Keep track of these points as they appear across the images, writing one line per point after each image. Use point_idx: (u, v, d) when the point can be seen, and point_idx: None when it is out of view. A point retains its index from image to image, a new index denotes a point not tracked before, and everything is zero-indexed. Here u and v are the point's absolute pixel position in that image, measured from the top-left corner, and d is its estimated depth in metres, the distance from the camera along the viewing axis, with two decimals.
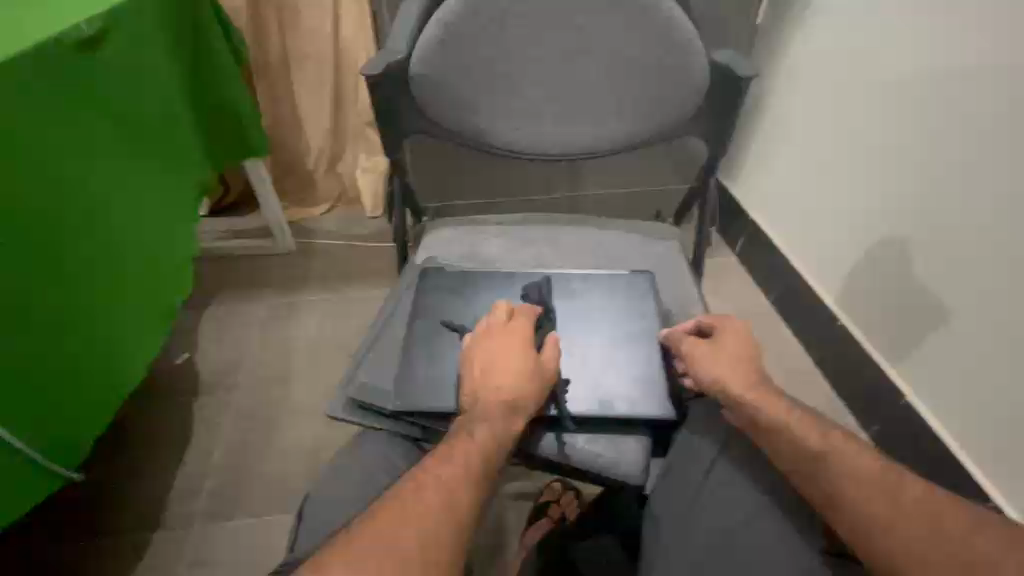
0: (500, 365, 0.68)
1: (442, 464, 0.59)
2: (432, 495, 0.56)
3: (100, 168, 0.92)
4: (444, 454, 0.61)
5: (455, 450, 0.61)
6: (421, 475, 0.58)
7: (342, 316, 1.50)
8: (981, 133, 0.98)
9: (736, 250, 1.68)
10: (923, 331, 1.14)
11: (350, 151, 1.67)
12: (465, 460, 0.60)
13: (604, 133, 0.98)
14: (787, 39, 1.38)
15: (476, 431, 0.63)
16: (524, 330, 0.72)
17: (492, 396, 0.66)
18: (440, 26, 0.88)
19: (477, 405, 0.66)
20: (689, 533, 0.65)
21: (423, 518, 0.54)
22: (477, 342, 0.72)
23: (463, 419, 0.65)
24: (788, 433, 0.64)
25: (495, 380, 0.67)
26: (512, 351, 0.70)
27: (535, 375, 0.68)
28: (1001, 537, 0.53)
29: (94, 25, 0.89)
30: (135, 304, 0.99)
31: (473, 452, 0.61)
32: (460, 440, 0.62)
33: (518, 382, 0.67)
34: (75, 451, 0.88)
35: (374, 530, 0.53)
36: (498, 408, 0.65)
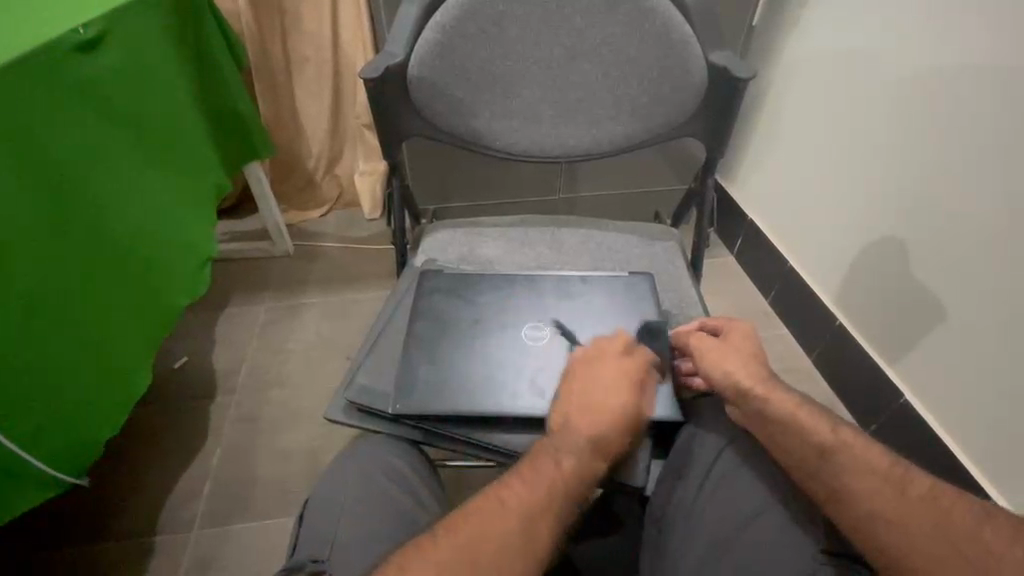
0: (599, 396, 0.68)
1: (528, 491, 0.60)
2: (516, 523, 0.57)
3: (104, 173, 0.92)
4: (533, 478, 0.61)
5: (544, 476, 0.61)
6: (501, 496, 0.59)
7: (342, 318, 1.51)
8: (981, 132, 0.98)
9: (733, 250, 1.68)
10: (921, 331, 1.14)
11: (348, 152, 1.69)
12: (548, 490, 0.61)
13: (603, 134, 0.98)
14: (784, 38, 1.38)
15: (564, 462, 0.63)
16: (633, 364, 0.72)
17: (585, 429, 0.66)
18: (438, 29, 0.88)
19: (568, 431, 0.66)
20: (691, 533, 0.64)
21: (505, 551, 0.56)
22: (581, 365, 0.72)
23: (554, 438, 0.66)
24: (796, 426, 0.63)
25: (595, 407, 0.68)
26: (614, 384, 0.70)
27: (627, 415, 0.68)
28: (1004, 530, 0.53)
29: (94, 29, 0.89)
30: (140, 307, 0.99)
31: (562, 482, 0.62)
32: (548, 465, 0.62)
33: (611, 420, 0.67)
34: (77, 454, 0.88)
35: (451, 555, 0.54)
36: (587, 444, 0.65)
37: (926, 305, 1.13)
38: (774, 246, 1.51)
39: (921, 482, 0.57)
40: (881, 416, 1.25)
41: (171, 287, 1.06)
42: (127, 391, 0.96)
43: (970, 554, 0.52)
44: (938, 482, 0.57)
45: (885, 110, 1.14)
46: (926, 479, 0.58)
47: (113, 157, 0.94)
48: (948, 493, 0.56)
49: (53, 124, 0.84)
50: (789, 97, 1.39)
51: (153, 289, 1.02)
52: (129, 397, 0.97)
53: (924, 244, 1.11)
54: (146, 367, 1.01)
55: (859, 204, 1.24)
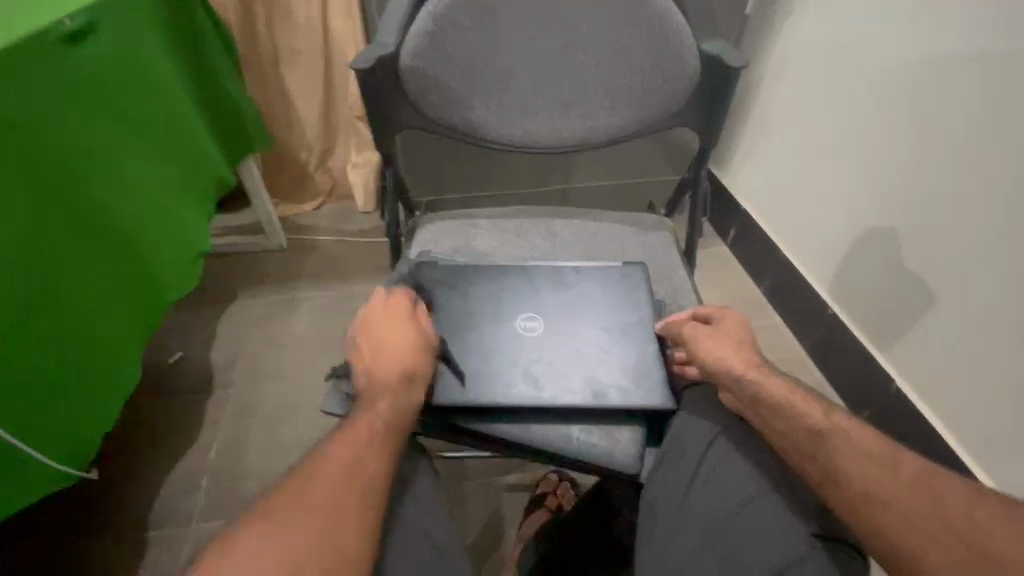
0: (387, 342, 0.70)
1: (356, 440, 0.61)
2: (343, 472, 0.58)
3: (98, 168, 0.92)
4: (349, 432, 0.62)
5: (362, 425, 0.62)
6: (322, 454, 0.60)
7: (337, 311, 1.51)
8: (972, 119, 0.98)
9: (727, 240, 1.69)
10: (912, 319, 1.15)
11: (340, 145, 1.68)
12: (367, 433, 0.62)
13: (596, 125, 0.98)
14: (776, 27, 1.38)
15: (378, 405, 0.64)
16: (405, 306, 0.74)
17: (387, 371, 0.67)
18: (430, 20, 0.88)
19: (375, 380, 0.67)
20: (685, 516, 0.65)
21: (337, 493, 0.57)
22: (362, 326, 0.73)
23: (365, 392, 0.67)
24: (790, 410, 0.64)
25: (389, 353, 0.69)
26: (395, 327, 0.72)
27: (421, 347, 0.70)
28: (997, 512, 0.54)
29: (81, 22, 0.88)
30: (136, 302, 0.99)
31: (380, 424, 0.63)
32: (363, 417, 0.64)
33: (409, 354, 0.69)
34: (74, 450, 0.88)
35: (277, 520, 0.54)
36: (394, 381, 0.66)
37: (916, 292, 1.14)
38: (767, 235, 1.51)
39: (915, 464, 0.58)
40: (874, 404, 1.26)
41: (166, 281, 1.05)
42: (118, 389, 0.95)
43: (962, 535, 0.53)
44: (931, 465, 0.58)
45: (876, 98, 1.15)
46: (919, 462, 0.58)
47: (107, 150, 0.94)
48: (941, 475, 0.57)
49: (44, 117, 0.84)
50: (782, 85, 1.39)
51: (148, 284, 1.01)
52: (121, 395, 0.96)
53: (916, 234, 1.12)
54: (135, 365, 1.00)
55: (851, 193, 1.25)
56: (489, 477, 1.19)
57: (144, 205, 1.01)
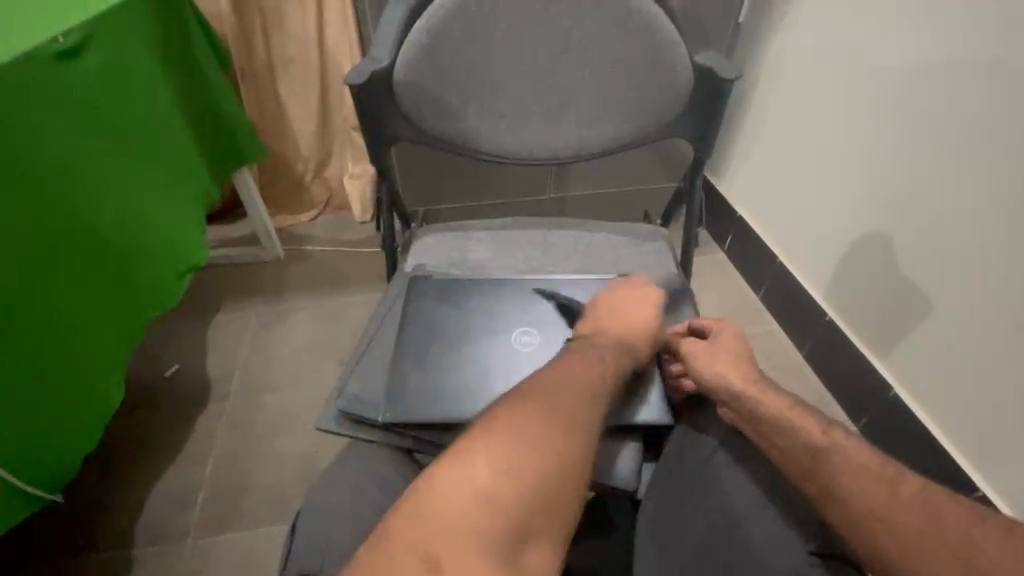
0: (623, 316, 0.73)
1: (566, 380, 0.59)
2: (564, 402, 0.56)
3: (90, 183, 0.92)
4: (582, 362, 0.62)
5: (574, 369, 0.61)
6: (543, 374, 0.59)
7: (334, 322, 1.51)
8: (967, 122, 0.98)
9: (724, 247, 1.69)
10: (909, 326, 1.15)
11: (336, 155, 1.68)
12: (590, 368, 0.61)
13: (591, 135, 0.97)
14: (770, 34, 1.38)
15: (605, 357, 0.65)
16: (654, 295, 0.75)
17: (611, 337, 0.69)
18: (423, 33, 0.88)
19: (597, 338, 0.69)
20: (684, 531, 0.65)
21: (569, 409, 0.55)
22: (605, 297, 0.76)
23: (586, 342, 0.68)
24: (788, 426, 0.63)
25: (627, 326, 0.71)
26: (638, 307, 0.74)
27: (647, 330, 0.72)
28: (995, 529, 0.53)
29: (73, 37, 0.89)
30: (119, 311, 0.97)
31: (596, 373, 0.61)
32: (592, 356, 0.64)
33: (632, 332, 0.71)
34: (55, 465, 0.87)
35: (523, 420, 0.53)
36: (616, 345, 0.68)
37: (913, 298, 1.13)
38: (765, 242, 1.51)
39: (912, 483, 0.57)
40: (873, 411, 1.25)
41: (150, 288, 1.04)
42: (100, 408, 0.94)
43: (960, 556, 0.52)
44: (928, 481, 0.58)
45: (871, 104, 1.15)
46: (916, 479, 0.58)
47: (98, 164, 0.94)
48: (939, 493, 0.57)
49: (36, 133, 0.84)
50: (776, 93, 1.39)
51: (132, 294, 1.00)
52: (106, 413, 0.95)
53: (913, 239, 1.11)
54: (115, 383, 0.98)
55: (847, 199, 1.25)
56: None
57: (128, 213, 0.99)
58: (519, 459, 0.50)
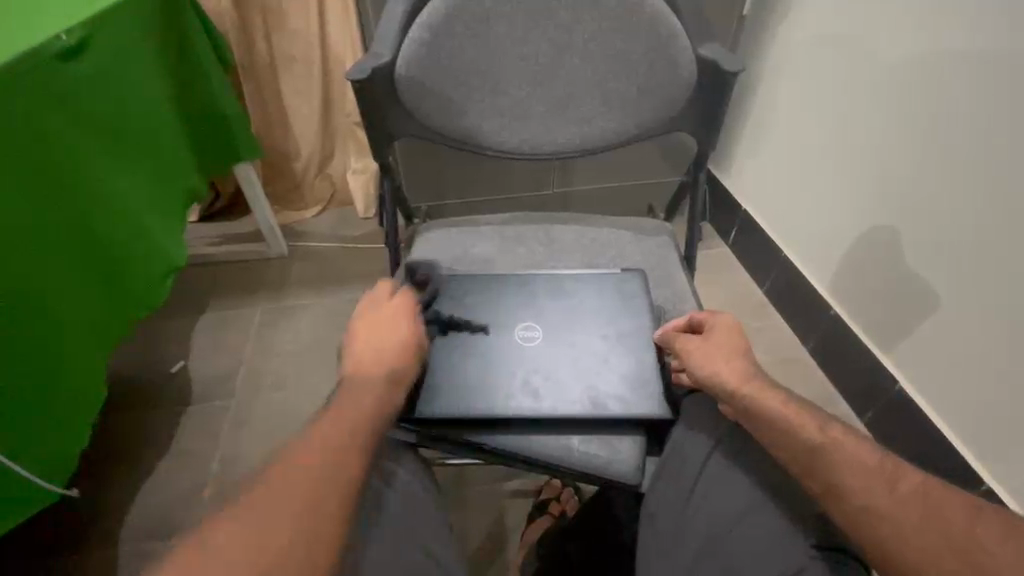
0: (380, 340, 0.69)
1: (327, 435, 0.59)
2: (315, 464, 0.56)
3: (85, 181, 0.92)
4: (339, 419, 0.61)
5: (346, 407, 0.62)
6: (311, 434, 0.59)
7: (338, 319, 1.51)
8: (972, 114, 0.97)
9: (727, 241, 1.68)
10: (915, 320, 1.15)
11: (340, 152, 1.69)
12: (352, 423, 0.61)
13: (593, 131, 0.97)
14: (775, 27, 1.37)
15: (357, 403, 0.62)
16: (406, 307, 0.73)
17: (367, 372, 0.66)
18: (424, 29, 0.87)
19: (355, 378, 0.66)
20: (688, 527, 0.64)
21: (315, 475, 0.55)
22: (362, 319, 0.72)
23: (350, 382, 0.65)
24: (787, 425, 0.62)
25: (384, 346, 0.69)
26: (392, 326, 0.71)
27: (404, 351, 0.69)
28: (999, 525, 0.53)
29: (76, 36, 0.89)
30: (108, 310, 0.99)
31: (367, 405, 0.63)
32: (350, 409, 0.62)
33: (395, 357, 0.68)
34: (46, 462, 0.88)
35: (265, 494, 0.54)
36: (376, 383, 0.65)
37: (918, 293, 1.13)
38: (770, 238, 1.50)
39: (913, 477, 0.57)
40: (877, 405, 1.25)
41: (140, 289, 1.05)
42: (93, 407, 0.96)
43: (964, 550, 0.51)
44: (930, 476, 0.57)
45: (876, 96, 1.14)
46: (918, 473, 0.58)
47: (92, 164, 0.94)
48: (940, 488, 0.56)
49: (37, 134, 0.84)
50: (780, 88, 1.39)
51: (121, 293, 1.01)
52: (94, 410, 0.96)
53: (917, 234, 1.11)
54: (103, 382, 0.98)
55: (851, 193, 1.24)
56: (492, 484, 1.19)
57: (120, 214, 0.99)
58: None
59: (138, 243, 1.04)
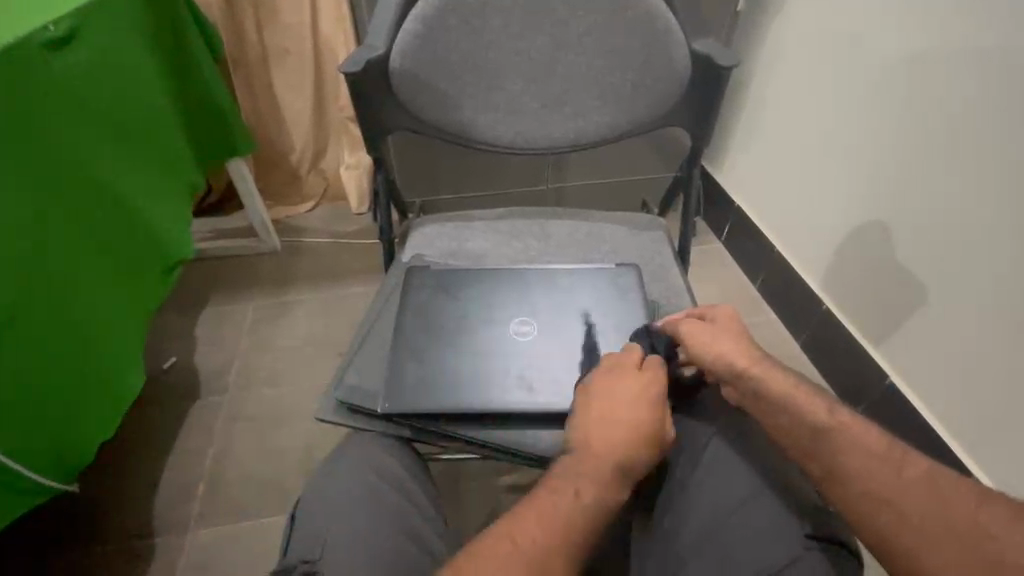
0: (619, 416, 0.62)
1: (531, 532, 0.53)
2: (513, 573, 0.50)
3: (82, 174, 0.92)
4: (549, 511, 0.55)
5: (563, 500, 0.56)
6: (515, 528, 0.54)
7: (331, 314, 1.50)
8: (962, 108, 0.98)
9: (721, 237, 1.69)
10: (906, 314, 1.15)
11: (333, 147, 1.68)
12: (564, 521, 0.55)
13: (589, 124, 0.97)
14: (767, 24, 1.37)
15: (574, 495, 0.56)
16: (656, 381, 0.66)
17: (596, 455, 0.59)
18: (418, 22, 0.87)
19: (581, 459, 0.59)
20: (687, 517, 0.65)
21: None
22: (601, 381, 0.66)
23: (574, 466, 0.59)
24: (795, 405, 0.64)
25: (629, 435, 0.61)
26: (636, 401, 0.63)
27: (644, 436, 0.61)
28: (1006, 512, 0.52)
29: (64, 26, 0.89)
30: (121, 304, 0.99)
31: (585, 508, 0.56)
32: (564, 501, 0.56)
33: (631, 440, 0.61)
34: (61, 457, 0.88)
35: None
36: (603, 474, 0.58)
37: (909, 288, 1.14)
38: (763, 235, 1.51)
39: (918, 465, 0.57)
40: (868, 400, 1.26)
41: (141, 286, 1.05)
42: (115, 404, 0.96)
43: (969, 537, 0.51)
44: (935, 466, 0.57)
45: (869, 92, 1.15)
46: (922, 461, 0.57)
47: (91, 157, 0.93)
48: (944, 477, 0.55)
49: (32, 126, 0.84)
50: (774, 83, 1.39)
51: (124, 288, 1.00)
52: (122, 409, 0.98)
53: (908, 229, 1.12)
54: (137, 372, 1.02)
55: (844, 190, 1.25)
56: (487, 480, 1.19)
57: (118, 206, 0.99)
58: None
59: (137, 238, 1.04)
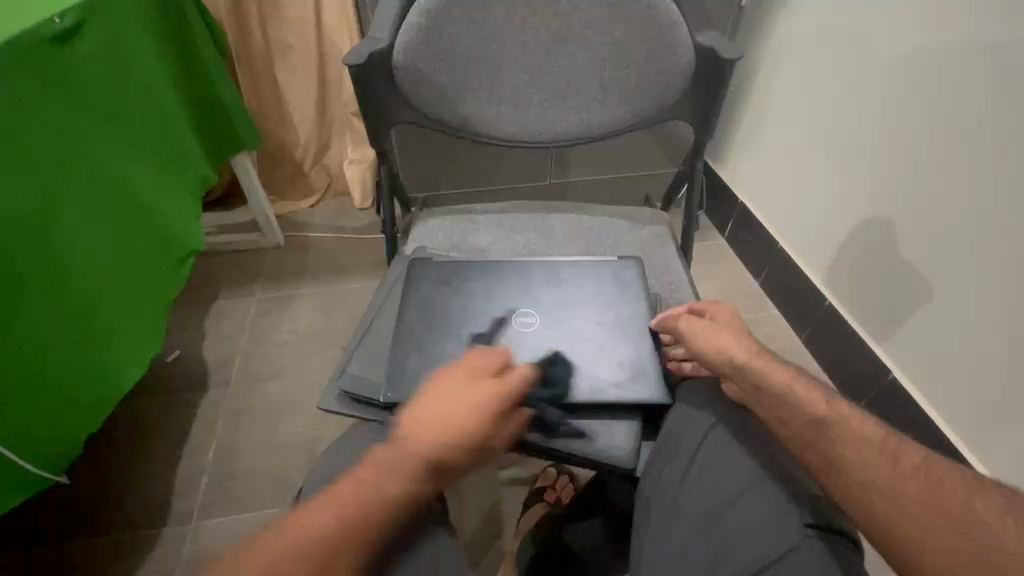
0: (454, 408, 0.61)
1: (329, 512, 0.52)
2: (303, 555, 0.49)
3: (85, 168, 0.92)
4: (351, 492, 0.54)
5: (372, 481, 0.55)
6: (314, 508, 0.52)
7: (334, 308, 1.51)
8: (967, 104, 0.98)
9: (724, 233, 1.69)
10: (909, 309, 1.15)
11: (336, 142, 1.68)
12: (362, 506, 0.53)
13: (592, 118, 0.97)
14: (772, 21, 1.37)
15: (378, 480, 0.55)
16: (500, 385, 0.65)
17: (416, 440, 0.58)
18: (421, 14, 0.87)
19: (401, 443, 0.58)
20: (685, 506, 0.65)
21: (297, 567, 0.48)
22: (445, 376, 0.65)
23: (391, 449, 0.57)
24: (794, 397, 0.64)
25: (454, 428, 0.59)
26: (473, 397, 0.62)
27: (474, 432, 0.60)
28: (998, 499, 0.53)
29: (70, 19, 0.89)
30: (128, 298, 1.00)
31: (393, 492, 0.55)
32: (371, 483, 0.55)
33: (460, 433, 0.59)
34: (62, 448, 0.88)
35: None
36: (417, 461, 0.57)
37: (913, 283, 1.13)
38: (766, 231, 1.51)
39: (915, 454, 0.57)
40: (871, 396, 1.26)
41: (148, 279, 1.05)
42: (114, 398, 0.96)
43: (967, 527, 0.51)
44: (933, 455, 0.57)
45: (873, 88, 1.14)
46: (920, 450, 0.58)
47: (94, 151, 0.94)
48: (942, 466, 0.56)
49: (36, 119, 0.84)
50: (777, 80, 1.39)
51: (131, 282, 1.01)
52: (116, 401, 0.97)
53: (914, 224, 1.11)
54: (140, 365, 1.02)
55: (848, 187, 1.24)
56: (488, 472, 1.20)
57: (121, 200, 1.00)
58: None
59: (141, 232, 1.04)
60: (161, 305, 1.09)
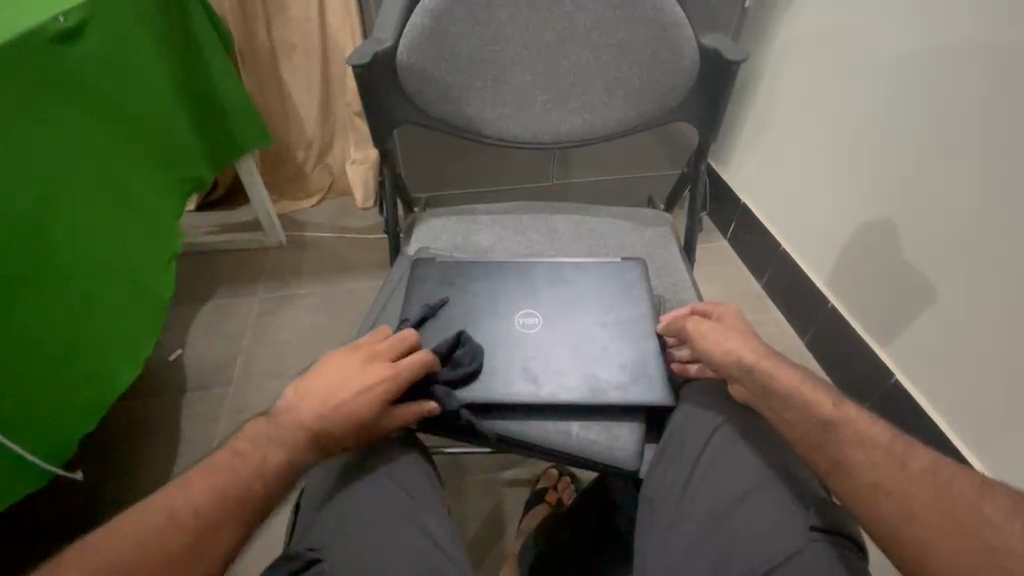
0: (336, 393, 0.65)
1: (214, 474, 0.61)
2: (185, 509, 0.58)
3: (84, 168, 0.92)
4: (234, 459, 0.62)
5: (253, 451, 0.63)
6: (203, 469, 0.61)
7: (336, 308, 1.51)
8: (971, 109, 0.97)
9: (725, 235, 1.69)
10: (912, 312, 1.15)
11: (338, 141, 1.68)
12: (241, 470, 0.61)
13: (594, 119, 0.97)
14: (776, 23, 1.37)
15: (260, 450, 0.63)
16: (390, 372, 0.67)
17: (296, 419, 0.64)
18: (426, 14, 0.87)
19: (285, 421, 0.64)
20: (688, 508, 0.65)
21: (177, 519, 0.57)
22: (341, 358, 0.69)
23: (274, 424, 0.65)
24: (801, 399, 0.64)
25: (328, 404, 0.64)
26: (357, 383, 0.66)
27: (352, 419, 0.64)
28: (1009, 501, 0.53)
29: (73, 18, 0.88)
30: (126, 297, 1.00)
31: (272, 460, 0.62)
32: (252, 451, 0.62)
33: (338, 419, 0.64)
34: (59, 447, 0.88)
35: (139, 530, 0.56)
36: (295, 437, 0.63)
37: (916, 285, 1.13)
38: (769, 233, 1.50)
39: (923, 457, 0.57)
40: (873, 397, 1.25)
41: (147, 277, 1.05)
42: (111, 396, 0.96)
43: (976, 530, 0.51)
44: (940, 457, 0.57)
45: (876, 90, 1.14)
46: (927, 453, 0.58)
47: (92, 150, 0.93)
48: (950, 469, 0.56)
49: (34, 120, 0.84)
50: (779, 82, 1.39)
51: (131, 280, 1.01)
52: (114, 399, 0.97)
53: (915, 226, 1.11)
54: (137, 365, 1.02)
55: (851, 189, 1.24)
56: (489, 473, 1.19)
57: (121, 200, 1.00)
58: (115, 561, 0.54)
59: (138, 231, 1.04)
60: (159, 304, 1.08)
